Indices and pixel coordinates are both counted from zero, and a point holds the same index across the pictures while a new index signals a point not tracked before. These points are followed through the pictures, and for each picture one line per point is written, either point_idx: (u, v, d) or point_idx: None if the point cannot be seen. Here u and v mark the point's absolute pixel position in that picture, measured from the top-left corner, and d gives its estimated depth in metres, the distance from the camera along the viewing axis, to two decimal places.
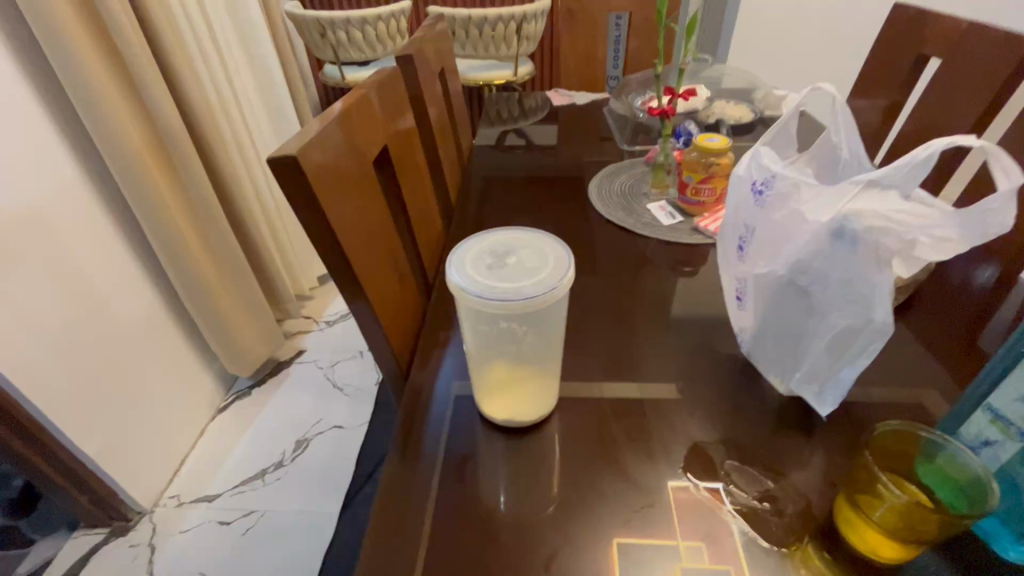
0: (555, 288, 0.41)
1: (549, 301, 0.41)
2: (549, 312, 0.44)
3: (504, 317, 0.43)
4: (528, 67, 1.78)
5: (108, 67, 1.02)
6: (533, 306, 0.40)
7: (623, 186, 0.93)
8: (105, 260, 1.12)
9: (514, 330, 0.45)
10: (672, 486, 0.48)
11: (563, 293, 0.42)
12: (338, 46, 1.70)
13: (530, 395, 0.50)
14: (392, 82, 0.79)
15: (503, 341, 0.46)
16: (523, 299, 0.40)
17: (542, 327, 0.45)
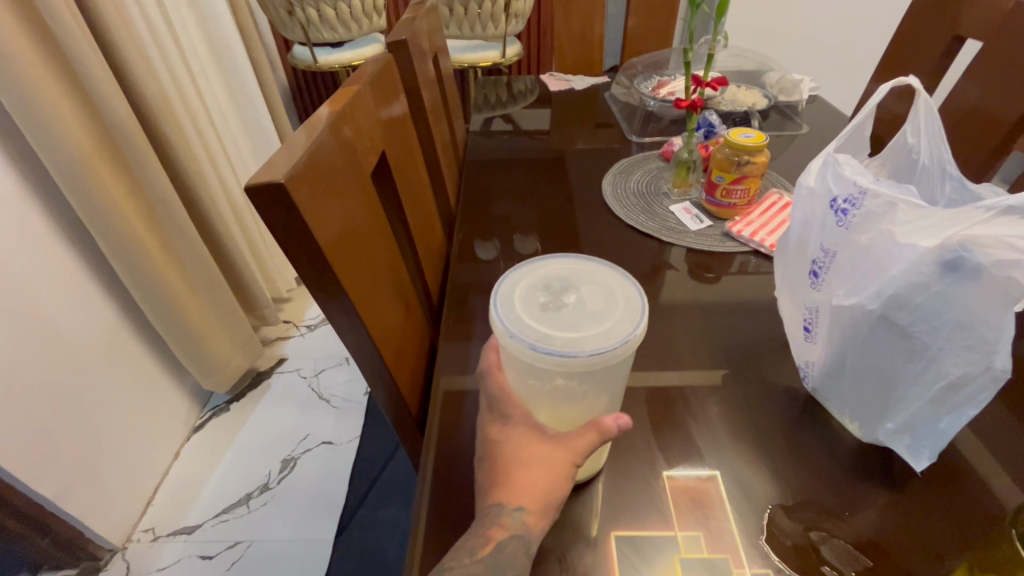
0: (628, 341, 0.33)
1: (619, 357, 0.33)
2: (617, 368, 0.36)
3: (561, 374, 0.34)
4: (516, 47, 1.66)
5: (46, 57, 0.87)
6: (598, 362, 0.32)
7: (640, 184, 0.85)
8: (53, 278, 0.99)
9: (573, 389, 0.36)
10: (667, 475, 0.46)
11: (634, 347, 0.34)
12: (308, 25, 1.54)
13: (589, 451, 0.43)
14: (383, 71, 0.68)
15: (556, 398, 0.37)
16: (589, 355, 0.32)
17: (609, 384, 0.37)
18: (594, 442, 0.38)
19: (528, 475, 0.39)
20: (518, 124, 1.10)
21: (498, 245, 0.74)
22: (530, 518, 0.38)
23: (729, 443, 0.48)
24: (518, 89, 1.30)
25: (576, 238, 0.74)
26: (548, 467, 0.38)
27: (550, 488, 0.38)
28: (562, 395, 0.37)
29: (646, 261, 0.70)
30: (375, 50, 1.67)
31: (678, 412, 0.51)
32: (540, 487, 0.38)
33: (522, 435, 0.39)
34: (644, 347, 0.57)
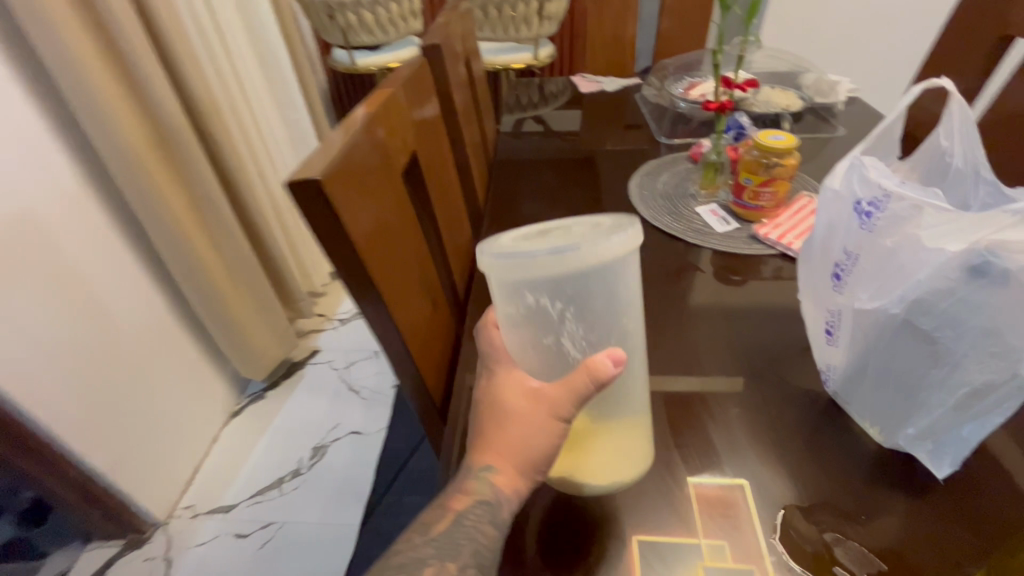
0: (600, 242, 0.34)
1: (583, 259, 0.33)
2: (597, 291, 0.36)
3: (534, 289, 0.35)
4: (548, 49, 1.67)
5: (107, 62, 0.95)
6: (568, 264, 0.33)
7: (667, 186, 0.85)
8: (109, 267, 1.06)
9: (551, 314, 0.36)
10: (693, 481, 0.46)
11: (609, 258, 0.34)
12: (347, 29, 1.59)
13: (625, 454, 0.42)
14: (416, 73, 0.71)
15: (533, 332, 0.38)
16: (547, 252, 0.33)
17: (593, 316, 0.37)
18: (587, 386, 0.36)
19: (514, 429, 0.39)
20: (548, 125, 1.12)
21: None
22: (500, 478, 0.39)
23: (747, 444, 0.48)
24: (549, 90, 1.32)
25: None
26: (535, 422, 0.38)
27: (524, 448, 0.39)
28: (542, 324, 0.37)
29: (671, 264, 0.70)
30: (411, 52, 1.71)
31: (697, 413, 0.51)
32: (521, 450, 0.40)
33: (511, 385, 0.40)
34: (665, 348, 0.58)
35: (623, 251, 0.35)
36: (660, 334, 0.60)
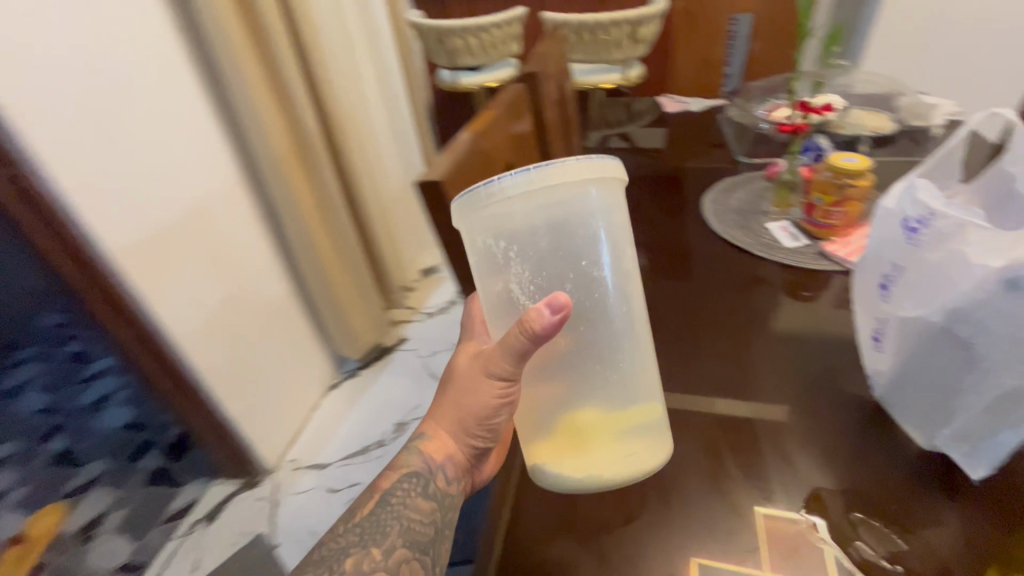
0: (532, 172, 0.41)
1: (514, 187, 0.41)
2: (543, 225, 0.43)
3: (487, 227, 0.43)
4: (638, 69, 1.75)
5: (266, 83, 1.17)
6: (506, 193, 0.41)
7: (740, 202, 0.89)
8: (250, 250, 1.28)
9: (498, 253, 0.43)
10: (759, 512, 0.47)
11: (545, 187, 0.42)
12: (454, 52, 1.78)
13: (626, 445, 0.45)
14: (515, 97, 0.83)
15: (494, 281, 0.44)
16: (484, 186, 0.42)
17: (543, 254, 0.43)
18: (523, 334, 0.42)
19: (455, 402, 0.54)
20: (632, 142, 1.19)
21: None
22: (429, 443, 0.54)
23: (787, 431, 0.54)
24: (637, 109, 1.39)
25: (672, 252, 0.81)
26: (471, 393, 0.52)
27: (458, 409, 0.54)
28: (498, 267, 0.43)
29: (737, 275, 0.75)
30: (508, 73, 1.86)
31: (745, 405, 0.57)
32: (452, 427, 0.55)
33: (456, 371, 0.54)
34: (721, 347, 0.64)
35: (558, 183, 0.42)
36: (718, 334, 0.66)
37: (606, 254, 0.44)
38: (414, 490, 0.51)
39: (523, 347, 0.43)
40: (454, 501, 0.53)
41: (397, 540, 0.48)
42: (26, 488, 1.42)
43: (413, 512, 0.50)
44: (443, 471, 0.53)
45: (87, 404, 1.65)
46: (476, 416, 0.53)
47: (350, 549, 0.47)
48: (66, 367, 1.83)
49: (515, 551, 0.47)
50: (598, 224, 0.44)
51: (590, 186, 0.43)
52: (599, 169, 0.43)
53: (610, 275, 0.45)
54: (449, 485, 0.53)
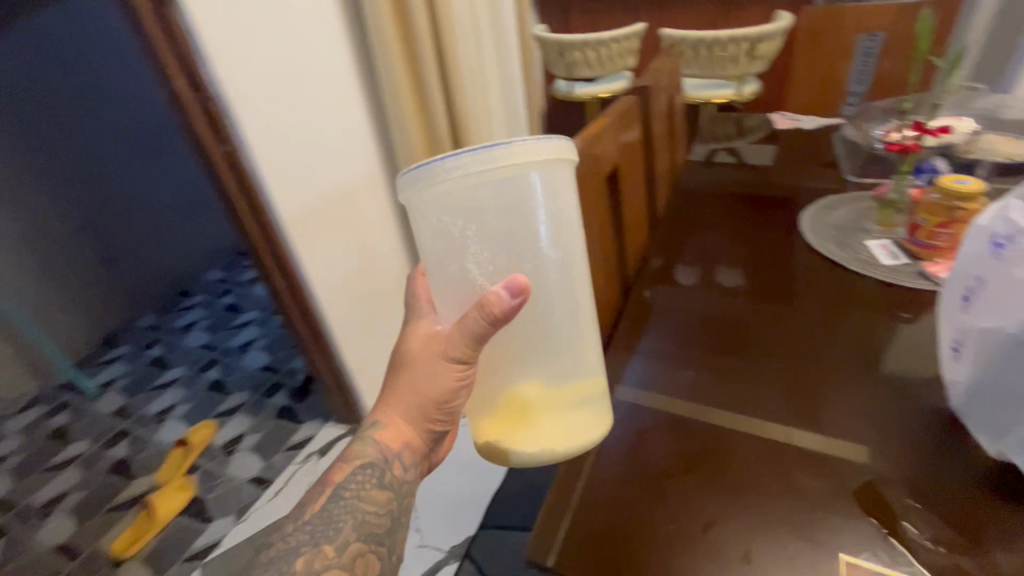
0: (481, 153, 0.46)
1: (470, 164, 0.46)
2: (494, 203, 0.48)
3: (439, 200, 0.48)
4: (754, 86, 1.77)
5: (412, 87, 1.36)
6: (455, 170, 0.46)
7: (841, 219, 0.92)
8: (380, 229, 1.49)
9: (455, 225, 0.49)
10: (843, 559, 0.46)
11: (494, 167, 0.47)
12: (572, 65, 1.90)
13: (568, 418, 0.53)
14: (628, 107, 0.93)
15: (447, 257, 0.50)
16: (440, 161, 0.46)
17: (489, 231, 0.49)
18: (483, 317, 0.49)
19: (415, 385, 0.61)
20: (740, 157, 1.23)
21: (697, 274, 0.85)
22: (384, 432, 0.62)
23: (856, 425, 0.58)
24: (748, 125, 1.41)
25: (765, 265, 0.85)
26: (431, 376, 0.59)
27: (415, 387, 0.61)
28: (448, 242, 0.49)
29: (827, 286, 0.79)
30: (621, 85, 1.95)
31: (816, 404, 0.61)
32: (408, 417, 0.63)
33: (413, 351, 0.61)
34: (797, 349, 0.69)
35: (508, 165, 0.47)
36: (796, 335, 0.71)
37: (546, 235, 0.51)
38: (368, 482, 0.59)
39: (485, 329, 0.50)
40: (410, 487, 0.61)
41: (352, 535, 0.55)
42: (189, 404, 1.76)
43: (366, 504, 0.57)
44: (399, 458, 0.61)
45: (237, 345, 2.00)
46: (437, 400, 0.61)
47: (301, 549, 0.53)
48: (223, 314, 2.22)
49: (587, 512, 0.53)
50: (544, 206, 0.50)
51: (536, 168, 0.49)
52: (545, 153, 0.48)
53: (551, 257, 0.51)
54: (405, 472, 0.61)
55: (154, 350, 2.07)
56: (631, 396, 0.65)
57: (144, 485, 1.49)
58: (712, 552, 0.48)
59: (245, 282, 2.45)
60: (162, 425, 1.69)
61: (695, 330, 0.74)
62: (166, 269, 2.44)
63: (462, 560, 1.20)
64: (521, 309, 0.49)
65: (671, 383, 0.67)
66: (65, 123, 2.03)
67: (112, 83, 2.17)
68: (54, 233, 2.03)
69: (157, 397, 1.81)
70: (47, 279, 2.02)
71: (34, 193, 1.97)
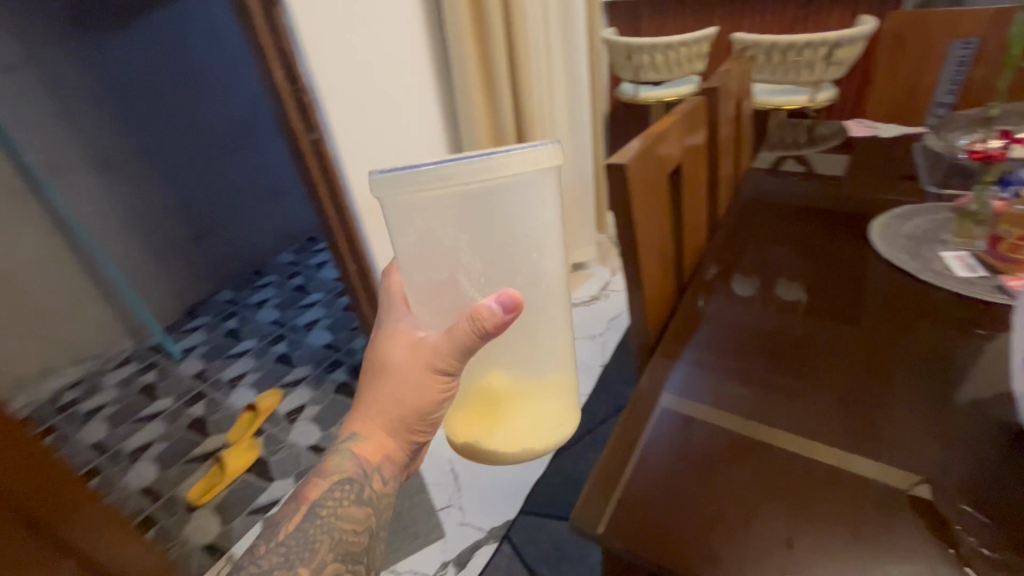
0: (474, 162, 0.43)
1: (460, 175, 0.44)
2: (484, 212, 0.46)
3: (420, 205, 0.46)
4: (829, 92, 1.72)
5: (482, 86, 1.43)
6: (442, 177, 0.44)
7: (915, 230, 0.89)
8: None
9: (443, 236, 0.47)
10: None
11: (490, 176, 0.44)
12: (639, 68, 1.91)
13: (538, 416, 0.56)
14: (696, 108, 0.94)
15: (430, 267, 0.48)
16: (426, 167, 0.44)
17: (476, 241, 0.47)
18: (473, 329, 0.48)
19: (400, 397, 0.61)
20: (810, 167, 1.20)
21: (758, 285, 0.84)
22: (363, 445, 0.62)
23: (913, 431, 0.57)
24: (820, 133, 1.37)
25: (829, 277, 0.83)
26: (416, 387, 0.59)
27: (398, 394, 0.61)
28: (434, 252, 0.47)
29: (893, 296, 0.77)
30: (688, 89, 1.94)
31: (872, 413, 0.60)
32: (389, 431, 0.63)
33: (394, 359, 0.60)
34: (855, 356, 0.68)
35: (502, 174, 0.44)
36: (855, 340, 0.70)
37: (545, 247, 0.49)
38: (346, 499, 0.60)
39: (474, 341, 0.49)
40: (390, 499, 0.63)
41: (329, 555, 0.56)
42: (258, 374, 1.91)
43: (344, 522, 0.58)
44: (378, 473, 0.62)
45: (303, 324, 2.14)
46: (420, 413, 0.61)
47: (275, 571, 0.53)
48: (292, 294, 2.39)
49: (635, 490, 0.56)
50: (538, 216, 0.48)
51: (534, 176, 0.46)
52: (544, 161, 0.45)
53: (539, 267, 0.50)
54: (384, 484, 0.62)
55: (230, 322, 2.25)
56: (680, 389, 0.67)
57: (217, 442, 1.64)
58: (754, 538, 0.50)
59: (313, 266, 2.62)
60: (233, 390, 1.85)
61: (746, 355, 0.71)
62: (248, 248, 2.66)
63: (500, 542, 1.24)
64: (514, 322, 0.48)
65: (718, 400, 0.65)
66: (169, 112, 2.26)
67: (211, 76, 2.39)
68: (155, 211, 2.27)
69: (231, 364, 1.98)
70: (146, 251, 2.25)
71: (142, 174, 2.20)
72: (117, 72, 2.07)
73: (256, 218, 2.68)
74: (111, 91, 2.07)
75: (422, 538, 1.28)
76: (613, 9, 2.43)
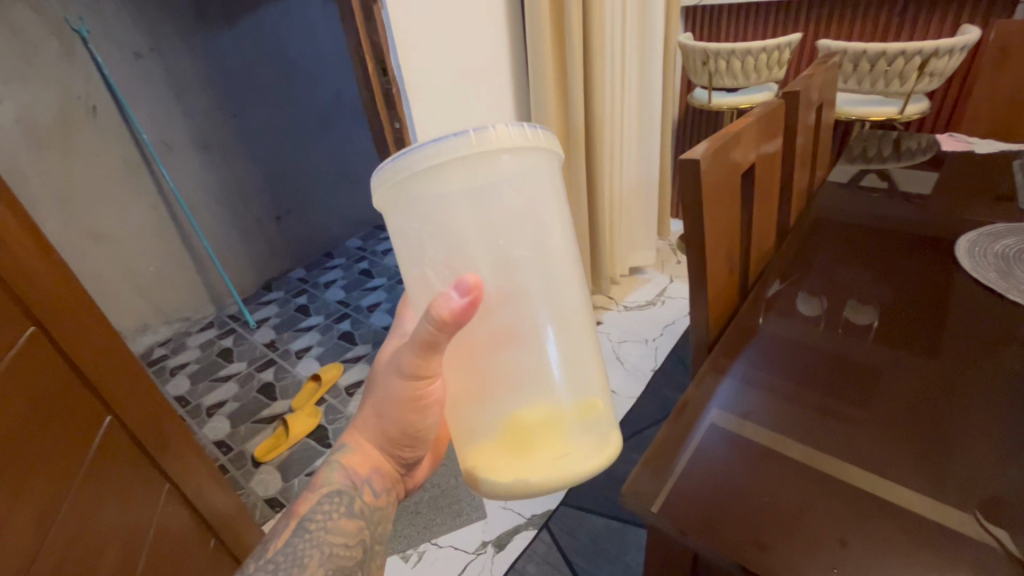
0: (424, 150, 0.45)
1: (410, 167, 0.46)
2: (460, 197, 0.47)
3: (395, 204, 0.49)
4: (921, 104, 1.63)
5: (556, 86, 1.47)
6: (402, 173, 0.47)
7: (1008, 250, 0.85)
8: None
9: (411, 228, 0.48)
10: None
11: (453, 161, 0.45)
12: (715, 73, 1.89)
13: (566, 440, 0.51)
14: (773, 113, 0.93)
15: (413, 263, 0.50)
16: (388, 166, 0.47)
17: (438, 230, 0.47)
18: (433, 322, 0.48)
19: (380, 407, 0.66)
20: (893, 182, 1.15)
21: (823, 304, 0.83)
22: (353, 459, 0.68)
23: (981, 451, 0.56)
24: (907, 146, 1.31)
25: (901, 298, 0.81)
26: (394, 397, 0.63)
27: (376, 404, 0.66)
28: (410, 248, 0.50)
29: (977, 319, 0.74)
30: (765, 97, 1.89)
31: (939, 435, 0.58)
32: (377, 446, 0.69)
33: (382, 361, 0.65)
34: (924, 378, 0.66)
35: (466, 155, 0.46)
36: (926, 361, 0.68)
37: (511, 232, 0.48)
38: (336, 511, 0.64)
39: (436, 336, 0.50)
40: (381, 512, 0.67)
41: (320, 568, 0.60)
42: (322, 348, 2.03)
43: (334, 536, 0.63)
44: (368, 486, 0.67)
45: (365, 305, 2.26)
46: (404, 433, 0.66)
47: None
48: (357, 277, 2.52)
49: (688, 481, 0.58)
50: (514, 197, 0.48)
51: (504, 155, 0.47)
52: (508, 139, 0.47)
53: (513, 254, 0.49)
54: (375, 497, 0.67)
55: (300, 299, 2.41)
56: (732, 397, 0.68)
57: (282, 407, 1.77)
58: (806, 536, 0.50)
59: (379, 252, 2.75)
60: (300, 360, 1.98)
61: (801, 371, 0.71)
62: (321, 231, 2.83)
63: (540, 529, 1.27)
64: (475, 308, 0.48)
65: (769, 416, 0.64)
66: (264, 101, 2.45)
67: (303, 68, 2.56)
68: (244, 191, 2.47)
69: (298, 337, 2.12)
70: (234, 227, 2.46)
71: (236, 156, 2.40)
72: (223, 62, 2.27)
73: (331, 203, 2.85)
74: (216, 80, 2.27)
75: (465, 516, 1.33)
76: (691, 13, 2.40)
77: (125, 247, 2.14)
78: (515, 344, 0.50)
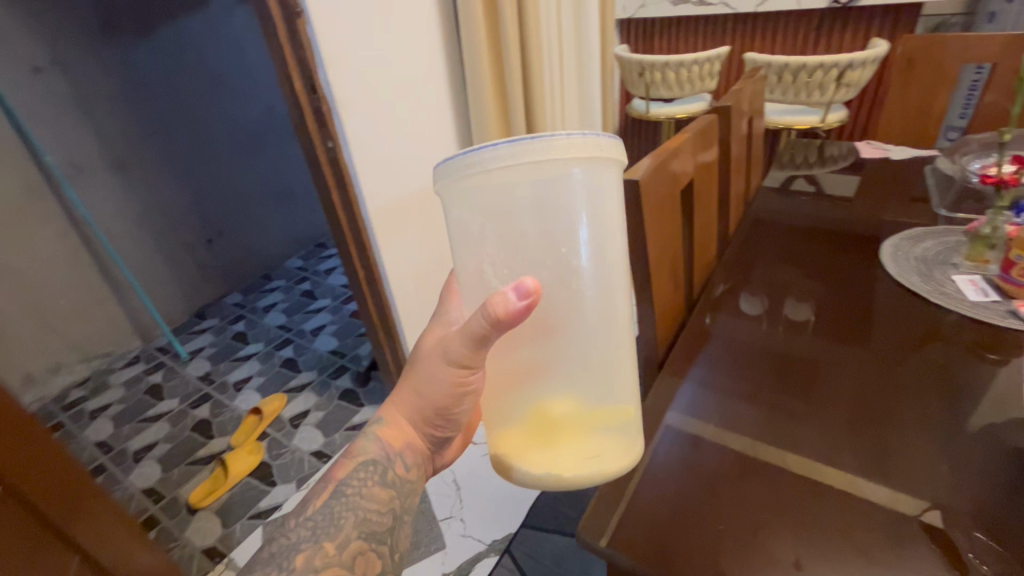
0: (510, 148, 0.42)
1: (491, 161, 0.43)
2: (533, 197, 0.45)
3: (462, 194, 0.46)
4: (840, 113, 1.74)
5: (496, 100, 1.46)
6: (475, 165, 0.43)
7: (926, 252, 0.90)
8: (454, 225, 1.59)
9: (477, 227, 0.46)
10: None
11: (532, 162, 0.43)
12: (651, 84, 1.94)
13: (596, 440, 0.49)
14: (708, 126, 0.95)
15: (470, 255, 0.48)
16: (463, 156, 0.44)
17: (502, 229, 0.45)
18: (487, 318, 0.45)
19: (418, 387, 0.63)
20: (820, 187, 1.20)
21: (765, 304, 0.84)
22: (387, 431, 0.65)
23: (920, 450, 0.57)
24: (830, 153, 1.38)
25: (837, 296, 0.83)
26: (435, 382, 0.60)
27: (413, 387, 0.64)
28: (467, 241, 0.47)
29: (905, 320, 0.76)
30: (699, 107, 1.96)
31: (885, 436, 0.59)
32: (412, 420, 0.66)
33: (423, 349, 0.61)
34: (867, 376, 0.67)
35: (549, 159, 0.43)
36: (864, 360, 0.70)
37: (575, 242, 0.47)
38: (370, 479, 0.61)
39: (488, 331, 0.47)
40: (412, 487, 0.64)
41: (353, 533, 0.56)
42: (264, 377, 1.91)
43: (368, 502, 0.59)
44: (401, 459, 0.63)
45: (309, 329, 2.16)
46: (439, 407, 0.62)
47: (301, 546, 0.55)
48: (299, 299, 2.40)
49: (640, 497, 0.57)
50: (587, 204, 0.47)
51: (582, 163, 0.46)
52: (588, 147, 0.44)
53: (570, 258, 0.47)
54: (407, 471, 0.64)
55: (237, 325, 2.27)
56: (690, 401, 0.68)
57: (221, 444, 1.65)
58: (761, 554, 0.50)
59: (322, 272, 2.64)
60: (239, 393, 1.85)
61: (755, 369, 0.71)
62: (259, 252, 2.69)
63: (502, 555, 1.23)
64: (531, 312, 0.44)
65: (728, 418, 0.64)
66: (189, 116, 2.31)
67: (231, 82, 2.44)
68: (173, 212, 2.31)
69: (237, 367, 1.99)
70: (162, 250, 2.29)
71: (158, 175, 2.24)
72: (140, 75, 2.13)
73: (269, 222, 2.72)
74: (132, 94, 2.11)
75: (424, 547, 1.27)
76: (627, 26, 2.48)
77: (33, 278, 1.94)
78: (544, 345, 0.49)
